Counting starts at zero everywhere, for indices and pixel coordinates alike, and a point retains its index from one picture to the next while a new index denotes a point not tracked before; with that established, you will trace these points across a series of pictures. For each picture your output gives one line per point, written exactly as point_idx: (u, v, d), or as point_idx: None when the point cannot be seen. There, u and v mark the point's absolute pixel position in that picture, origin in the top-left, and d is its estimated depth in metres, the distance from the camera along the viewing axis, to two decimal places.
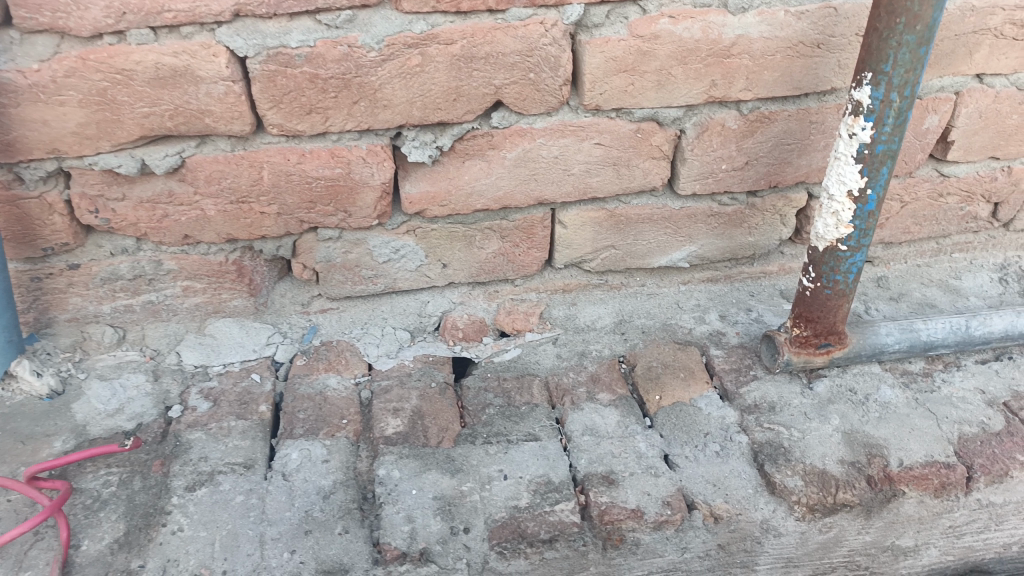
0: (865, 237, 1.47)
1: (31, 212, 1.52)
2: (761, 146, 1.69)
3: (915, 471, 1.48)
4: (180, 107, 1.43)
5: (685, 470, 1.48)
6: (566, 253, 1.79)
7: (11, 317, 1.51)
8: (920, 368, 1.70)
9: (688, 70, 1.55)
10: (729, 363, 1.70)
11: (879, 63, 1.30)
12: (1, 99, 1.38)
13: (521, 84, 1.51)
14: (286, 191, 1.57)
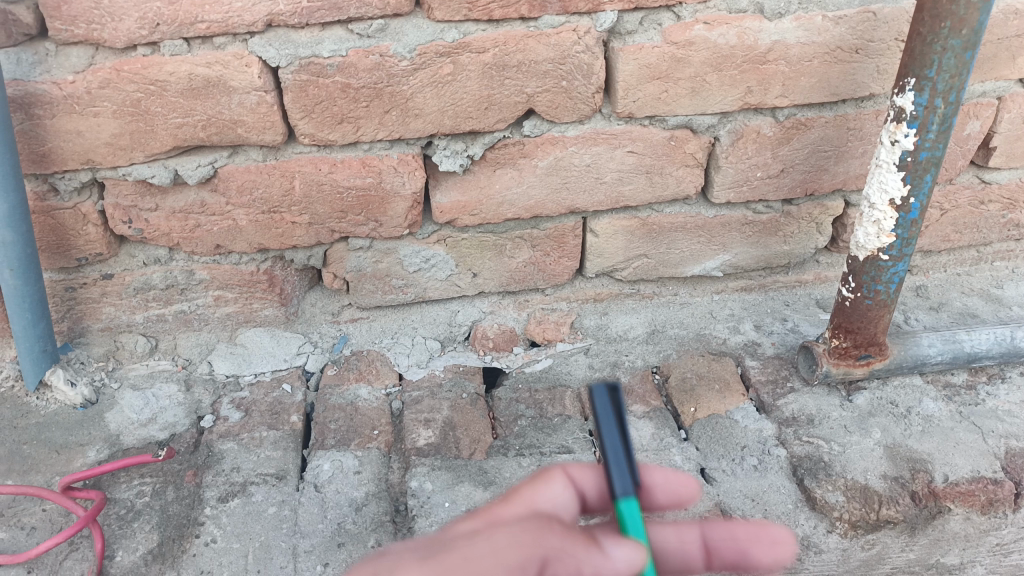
0: (907, 246, 1.44)
1: (65, 222, 1.52)
2: (797, 153, 1.66)
3: (961, 487, 1.43)
4: (212, 117, 1.43)
5: (723, 485, 1.44)
6: (597, 262, 1.77)
7: (46, 327, 1.52)
8: (963, 381, 1.65)
9: (723, 76, 1.53)
10: (766, 374, 1.66)
11: (923, 68, 1.27)
12: (37, 110, 1.38)
13: (553, 92, 1.50)
14: (317, 201, 1.56)
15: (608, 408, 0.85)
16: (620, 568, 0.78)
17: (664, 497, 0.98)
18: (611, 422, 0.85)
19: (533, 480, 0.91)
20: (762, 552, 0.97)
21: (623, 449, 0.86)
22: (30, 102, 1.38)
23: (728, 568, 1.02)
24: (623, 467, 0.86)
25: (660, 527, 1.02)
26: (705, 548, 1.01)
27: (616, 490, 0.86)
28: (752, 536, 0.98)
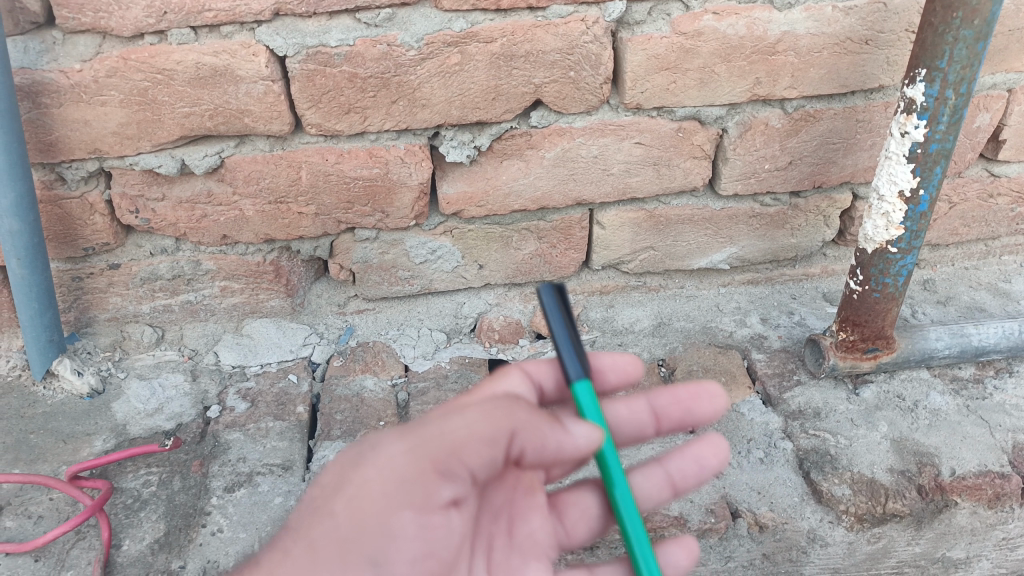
0: (916, 238, 1.43)
1: (72, 212, 1.52)
2: (805, 145, 1.65)
3: (968, 481, 1.42)
4: (219, 107, 1.43)
5: (729, 477, 1.44)
6: (603, 254, 1.76)
7: (53, 317, 1.52)
8: (970, 375, 1.65)
9: (731, 67, 1.52)
10: (772, 367, 1.66)
11: (934, 58, 1.26)
12: (44, 99, 1.38)
13: (561, 82, 1.49)
14: (324, 191, 1.56)
15: (555, 306, 1.03)
16: (580, 443, 0.94)
17: (614, 379, 1.16)
18: (556, 317, 1.02)
19: (497, 375, 1.09)
20: (703, 405, 1.17)
21: (571, 340, 1.03)
22: (38, 91, 1.38)
23: (675, 428, 1.20)
24: (575, 356, 1.03)
25: (614, 405, 1.18)
26: (653, 416, 1.19)
27: (571, 375, 1.03)
28: (689, 398, 1.18)
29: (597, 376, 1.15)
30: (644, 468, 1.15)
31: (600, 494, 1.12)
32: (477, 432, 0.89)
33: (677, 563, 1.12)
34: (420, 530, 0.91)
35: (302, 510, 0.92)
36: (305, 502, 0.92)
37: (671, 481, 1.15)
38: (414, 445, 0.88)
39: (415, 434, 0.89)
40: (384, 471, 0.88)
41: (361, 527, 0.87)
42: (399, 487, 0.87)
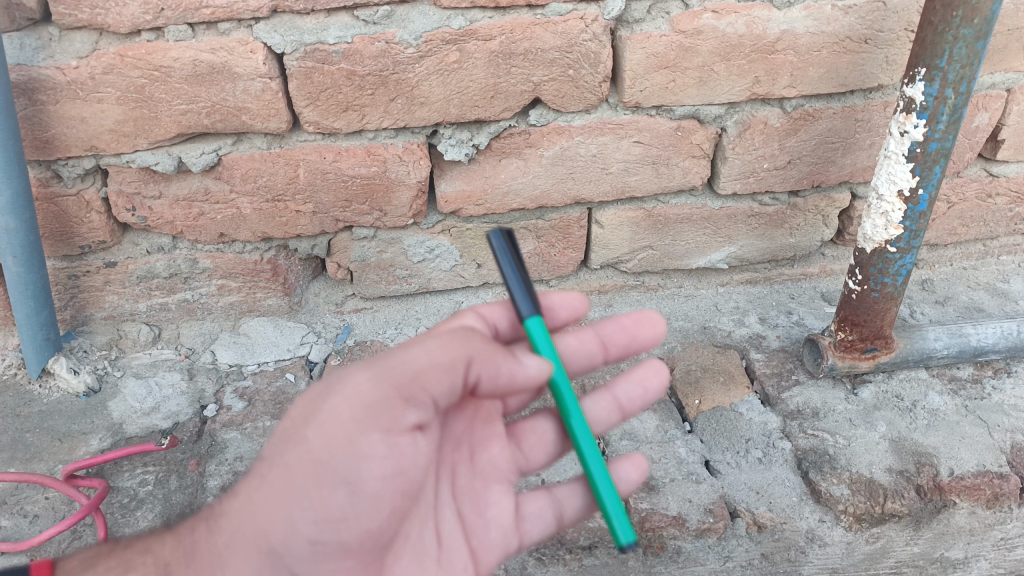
0: (915, 238, 1.43)
1: (69, 209, 1.52)
2: (804, 144, 1.65)
3: (967, 481, 1.42)
4: (216, 104, 1.42)
5: (727, 477, 1.44)
6: (601, 253, 1.76)
7: (49, 315, 1.51)
8: (969, 374, 1.65)
9: (730, 66, 1.52)
10: (771, 367, 1.66)
11: (934, 57, 1.26)
12: (41, 96, 1.38)
13: (559, 81, 1.49)
14: (322, 189, 1.56)
15: (505, 247, 1.04)
16: (531, 373, 0.98)
17: (563, 314, 1.20)
18: (507, 259, 1.04)
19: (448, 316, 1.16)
20: (645, 330, 1.23)
21: (521, 278, 1.04)
22: (34, 88, 1.37)
23: (622, 356, 1.26)
24: (526, 294, 1.05)
25: (564, 337, 1.23)
26: (601, 345, 1.24)
27: (524, 313, 1.05)
28: (632, 325, 1.24)
29: (548, 313, 1.18)
30: (593, 395, 1.24)
31: (555, 420, 1.21)
32: (434, 360, 0.93)
33: (627, 477, 1.19)
34: (389, 455, 0.97)
35: (278, 437, 0.99)
36: (281, 431, 1.00)
37: (619, 404, 1.24)
38: (378, 375, 0.93)
39: (380, 365, 0.94)
40: (351, 401, 0.93)
41: (331, 453, 0.94)
42: (365, 415, 0.93)
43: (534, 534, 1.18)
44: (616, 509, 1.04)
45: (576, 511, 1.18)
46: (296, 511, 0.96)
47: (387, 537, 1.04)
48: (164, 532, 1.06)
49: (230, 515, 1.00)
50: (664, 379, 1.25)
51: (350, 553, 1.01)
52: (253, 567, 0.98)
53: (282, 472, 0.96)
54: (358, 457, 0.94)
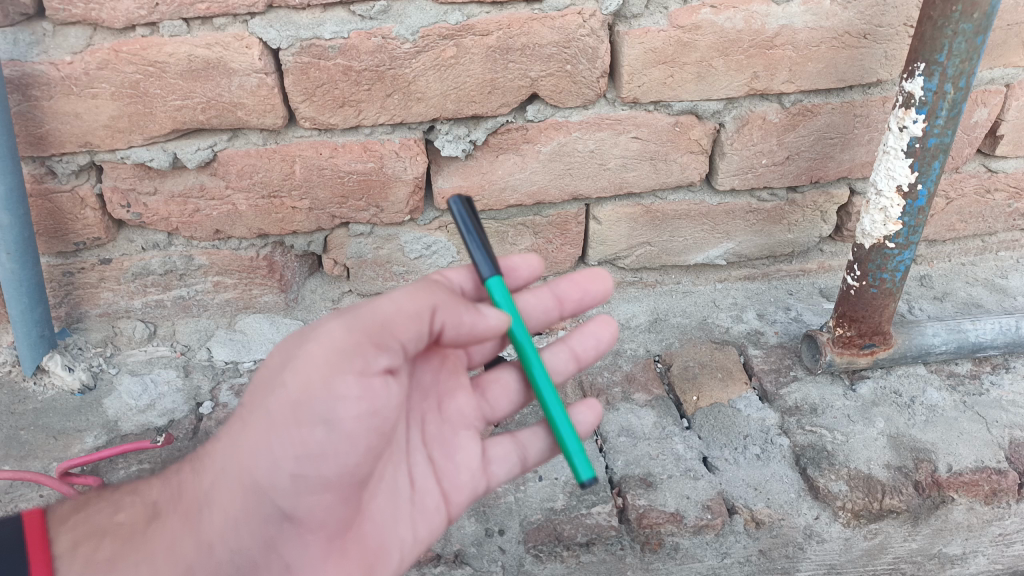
0: (914, 234, 1.42)
1: (63, 206, 1.51)
2: (803, 140, 1.64)
3: (965, 477, 1.42)
4: (212, 100, 1.41)
5: (725, 474, 1.43)
6: (599, 249, 1.76)
7: (43, 312, 1.50)
8: (967, 370, 1.64)
9: (729, 61, 1.51)
10: (769, 363, 1.65)
11: (933, 52, 1.25)
12: (34, 92, 1.37)
13: (557, 76, 1.48)
14: (318, 185, 1.55)
15: (464, 213, 1.10)
16: (491, 323, 1.03)
17: (523, 274, 1.23)
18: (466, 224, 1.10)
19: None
20: (597, 285, 1.25)
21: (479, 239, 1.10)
22: (27, 83, 1.36)
23: (577, 311, 1.28)
24: (487, 254, 1.10)
25: (520, 294, 1.24)
26: (557, 301, 1.25)
27: (484, 274, 1.10)
28: (585, 280, 1.25)
29: (509, 274, 1.21)
30: (550, 347, 1.26)
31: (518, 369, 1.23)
32: (403, 310, 0.96)
33: (585, 421, 1.22)
34: (366, 398, 0.97)
35: (258, 385, 1.01)
36: (260, 380, 1.01)
37: (574, 354, 1.26)
38: (351, 322, 0.95)
39: (353, 314, 0.96)
40: (327, 345, 0.95)
41: (309, 394, 0.95)
42: (340, 357, 0.95)
43: (500, 477, 1.19)
44: (575, 447, 1.07)
45: (539, 455, 1.20)
46: (276, 452, 0.97)
47: (364, 479, 1.05)
48: (152, 478, 1.12)
49: (214, 462, 1.03)
50: (613, 330, 1.27)
51: (328, 493, 1.01)
52: (236, 506, 1.00)
53: (262, 416, 0.98)
54: (334, 399, 0.95)
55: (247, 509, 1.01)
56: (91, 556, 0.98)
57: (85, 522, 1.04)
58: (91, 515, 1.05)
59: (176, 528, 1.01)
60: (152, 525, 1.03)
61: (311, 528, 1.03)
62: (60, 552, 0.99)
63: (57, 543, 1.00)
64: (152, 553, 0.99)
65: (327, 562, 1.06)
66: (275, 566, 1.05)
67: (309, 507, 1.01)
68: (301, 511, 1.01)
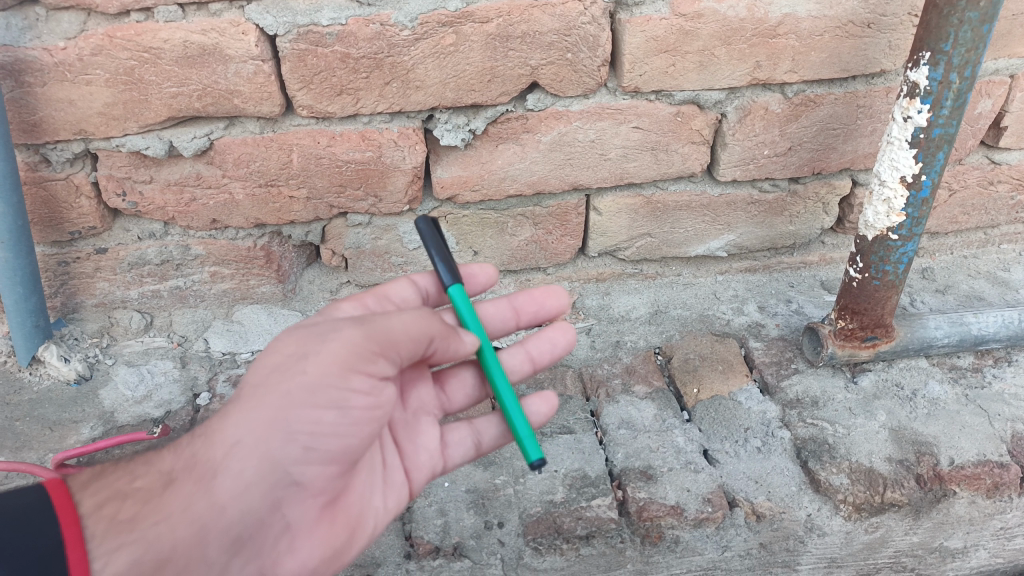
0: (917, 225, 1.41)
1: (57, 194, 1.49)
2: (805, 131, 1.63)
3: (967, 471, 1.41)
4: (208, 87, 1.39)
5: (726, 466, 1.42)
6: (600, 241, 1.74)
7: (38, 302, 1.49)
8: (969, 364, 1.63)
9: (731, 50, 1.49)
10: (770, 356, 1.64)
11: (939, 41, 1.23)
12: (28, 78, 1.35)
13: (558, 64, 1.46)
14: (316, 174, 1.53)
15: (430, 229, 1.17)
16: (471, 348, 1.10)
17: (481, 283, 1.28)
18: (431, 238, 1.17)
19: (391, 282, 1.25)
20: (553, 301, 1.30)
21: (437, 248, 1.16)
22: (21, 69, 1.34)
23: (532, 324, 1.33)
24: (446, 262, 1.16)
25: (483, 304, 1.29)
26: (513, 312, 1.30)
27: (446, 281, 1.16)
28: (542, 294, 1.30)
29: (467, 281, 1.26)
30: (506, 347, 1.27)
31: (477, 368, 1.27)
32: (414, 326, 1.02)
33: (538, 412, 1.23)
34: (372, 393, 1.03)
35: (271, 367, 1.02)
36: (273, 362, 1.02)
37: (530, 356, 1.26)
38: (369, 329, 1.01)
39: (372, 322, 1.01)
40: (345, 346, 1.00)
41: (327, 382, 1.00)
42: (357, 358, 1.01)
43: (457, 461, 1.23)
44: (526, 433, 1.09)
45: (494, 440, 1.23)
46: (294, 428, 1.00)
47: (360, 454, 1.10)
48: (164, 449, 1.08)
49: (225, 432, 1.00)
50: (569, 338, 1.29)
51: (332, 467, 1.05)
52: (248, 475, 1.00)
53: (279, 395, 1.00)
54: (349, 391, 1.01)
55: (262, 473, 1.00)
56: (114, 518, 0.97)
57: (104, 488, 1.03)
58: (111, 482, 1.04)
59: (189, 493, 0.99)
60: (167, 490, 1.00)
61: (312, 494, 1.07)
62: (86, 512, 0.98)
63: (82, 504, 0.99)
64: (169, 514, 0.98)
65: (318, 528, 1.09)
66: (276, 528, 1.06)
67: (312, 478, 1.05)
68: (304, 482, 1.04)
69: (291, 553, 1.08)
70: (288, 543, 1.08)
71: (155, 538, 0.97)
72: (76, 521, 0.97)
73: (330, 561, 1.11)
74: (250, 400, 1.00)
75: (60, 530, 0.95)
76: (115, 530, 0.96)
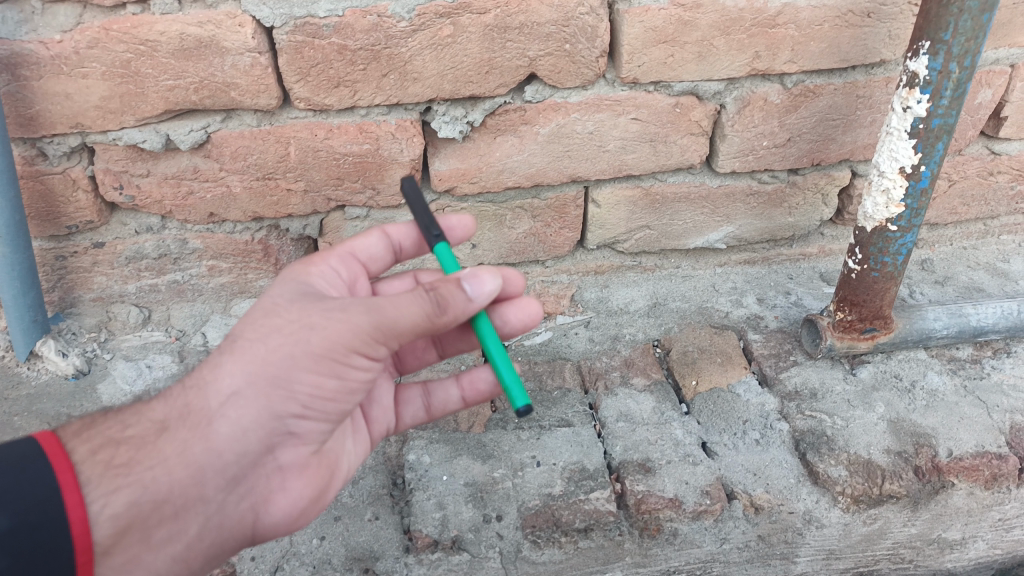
0: (916, 217, 1.41)
1: (54, 188, 1.48)
2: (805, 122, 1.62)
3: (965, 462, 1.42)
4: (204, 80, 1.39)
5: (724, 459, 1.43)
6: (598, 233, 1.74)
7: (36, 296, 1.49)
8: (968, 355, 1.63)
9: (730, 41, 1.49)
10: (768, 348, 1.64)
11: (938, 31, 1.23)
12: (23, 71, 1.34)
13: (556, 55, 1.45)
14: (313, 167, 1.53)
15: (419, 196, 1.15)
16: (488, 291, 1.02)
17: (456, 236, 1.24)
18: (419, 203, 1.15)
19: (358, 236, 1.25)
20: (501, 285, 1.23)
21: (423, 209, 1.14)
22: (16, 63, 1.33)
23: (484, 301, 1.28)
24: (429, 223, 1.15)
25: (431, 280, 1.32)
26: None
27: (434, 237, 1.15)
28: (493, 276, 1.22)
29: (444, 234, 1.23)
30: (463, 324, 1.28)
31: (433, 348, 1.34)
32: (421, 319, 0.99)
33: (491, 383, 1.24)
34: (369, 365, 1.07)
35: (273, 329, 1.04)
36: (275, 325, 1.04)
37: None
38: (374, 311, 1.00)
39: (376, 303, 1.00)
40: (349, 325, 1.01)
41: (328, 355, 1.02)
42: (359, 339, 1.01)
43: (407, 421, 1.32)
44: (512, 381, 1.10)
45: (444, 403, 1.32)
46: (294, 387, 1.03)
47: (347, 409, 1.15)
48: (154, 399, 1.09)
49: (220, 381, 1.04)
50: (537, 311, 1.24)
51: (324, 421, 1.10)
52: (246, 421, 1.03)
53: (282, 358, 1.02)
54: (348, 363, 1.04)
55: (260, 422, 1.04)
56: (109, 463, 1.00)
57: (96, 435, 1.04)
58: (103, 429, 1.05)
59: (185, 439, 1.02)
60: (162, 437, 1.03)
61: (304, 441, 1.11)
62: (80, 459, 1.00)
63: (75, 452, 1.01)
64: (164, 458, 1.01)
65: (306, 470, 1.14)
66: (268, 467, 1.09)
67: (306, 430, 1.09)
68: (298, 434, 1.09)
69: (282, 492, 1.12)
70: (280, 481, 1.11)
71: (152, 481, 1.01)
72: (73, 467, 0.99)
73: (316, 501, 1.16)
74: (247, 353, 1.03)
75: (56, 475, 0.98)
76: (112, 475, 0.99)
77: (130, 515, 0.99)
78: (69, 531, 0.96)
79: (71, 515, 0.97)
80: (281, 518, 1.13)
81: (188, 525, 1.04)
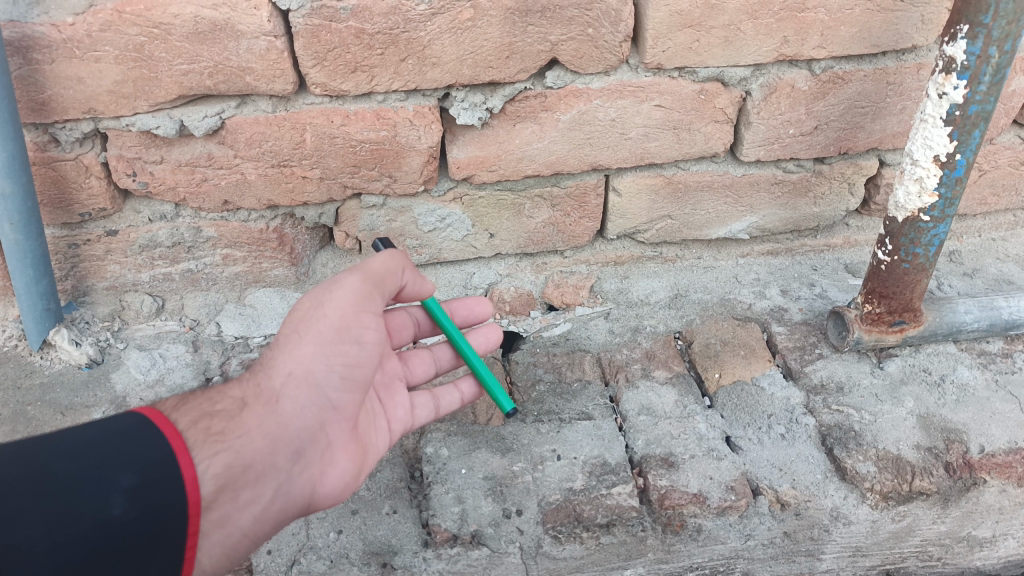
0: (949, 206, 1.36)
1: (67, 174, 1.46)
2: (832, 109, 1.58)
3: (998, 459, 1.38)
4: (219, 64, 1.36)
5: (749, 454, 1.39)
6: (618, 223, 1.70)
7: (49, 285, 1.46)
8: (999, 349, 1.59)
9: (758, 25, 1.44)
10: (793, 341, 1.60)
11: (978, 13, 1.18)
12: (35, 55, 1.31)
13: (578, 40, 1.41)
14: (329, 154, 1.49)
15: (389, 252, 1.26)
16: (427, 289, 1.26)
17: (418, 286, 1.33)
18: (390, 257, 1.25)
19: None
20: (480, 308, 1.41)
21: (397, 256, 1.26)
22: (28, 46, 1.30)
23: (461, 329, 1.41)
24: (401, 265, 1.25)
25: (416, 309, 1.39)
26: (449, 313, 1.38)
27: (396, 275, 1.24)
28: (473, 302, 1.40)
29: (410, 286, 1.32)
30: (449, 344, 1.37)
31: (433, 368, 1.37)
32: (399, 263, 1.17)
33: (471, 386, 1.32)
34: (381, 332, 1.16)
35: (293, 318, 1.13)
36: (293, 314, 1.14)
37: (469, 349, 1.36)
38: (365, 274, 1.15)
39: (364, 268, 1.15)
40: (351, 292, 1.13)
41: (347, 323, 1.12)
42: (362, 298, 1.14)
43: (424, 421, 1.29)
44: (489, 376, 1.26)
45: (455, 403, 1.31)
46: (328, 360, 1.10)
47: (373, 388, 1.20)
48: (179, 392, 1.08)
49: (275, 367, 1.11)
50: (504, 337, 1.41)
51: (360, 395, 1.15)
52: (300, 399, 1.09)
53: (309, 332, 1.11)
54: (363, 324, 1.14)
55: (312, 394, 1.10)
56: (208, 431, 1.04)
57: (192, 408, 1.08)
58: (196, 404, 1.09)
59: (261, 414, 1.08)
60: (244, 411, 1.08)
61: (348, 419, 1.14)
62: (184, 426, 1.03)
63: (178, 421, 1.04)
64: (249, 429, 1.06)
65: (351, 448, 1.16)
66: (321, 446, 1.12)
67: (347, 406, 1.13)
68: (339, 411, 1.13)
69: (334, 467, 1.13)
70: (331, 456, 1.13)
71: (242, 447, 1.04)
72: (179, 433, 1.02)
73: (361, 478, 1.17)
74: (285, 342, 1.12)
75: (167, 439, 1.00)
76: (212, 441, 1.03)
77: (227, 477, 1.03)
78: (182, 488, 0.98)
79: (184, 473, 0.99)
80: (336, 492, 1.14)
81: (265, 491, 1.07)
